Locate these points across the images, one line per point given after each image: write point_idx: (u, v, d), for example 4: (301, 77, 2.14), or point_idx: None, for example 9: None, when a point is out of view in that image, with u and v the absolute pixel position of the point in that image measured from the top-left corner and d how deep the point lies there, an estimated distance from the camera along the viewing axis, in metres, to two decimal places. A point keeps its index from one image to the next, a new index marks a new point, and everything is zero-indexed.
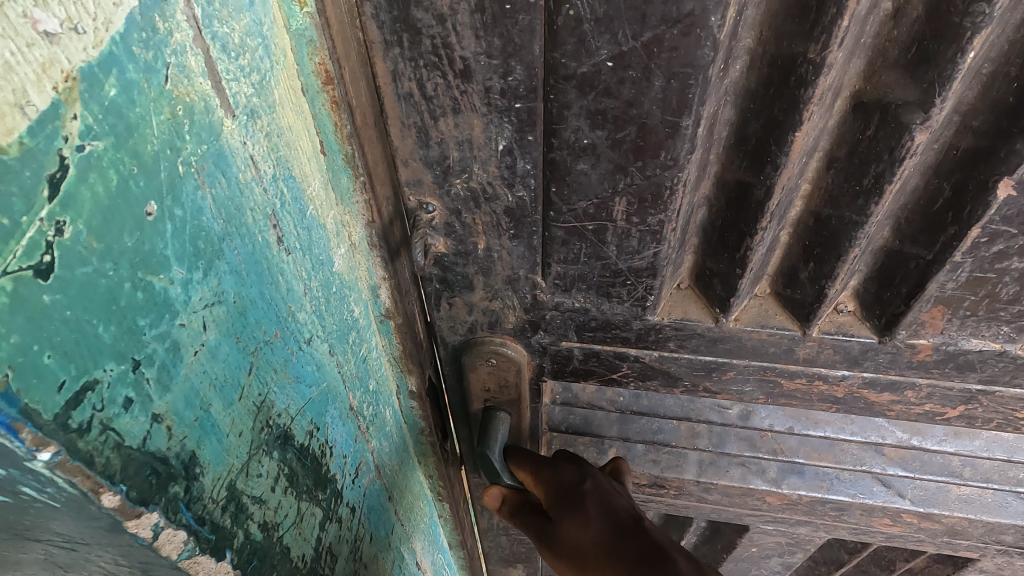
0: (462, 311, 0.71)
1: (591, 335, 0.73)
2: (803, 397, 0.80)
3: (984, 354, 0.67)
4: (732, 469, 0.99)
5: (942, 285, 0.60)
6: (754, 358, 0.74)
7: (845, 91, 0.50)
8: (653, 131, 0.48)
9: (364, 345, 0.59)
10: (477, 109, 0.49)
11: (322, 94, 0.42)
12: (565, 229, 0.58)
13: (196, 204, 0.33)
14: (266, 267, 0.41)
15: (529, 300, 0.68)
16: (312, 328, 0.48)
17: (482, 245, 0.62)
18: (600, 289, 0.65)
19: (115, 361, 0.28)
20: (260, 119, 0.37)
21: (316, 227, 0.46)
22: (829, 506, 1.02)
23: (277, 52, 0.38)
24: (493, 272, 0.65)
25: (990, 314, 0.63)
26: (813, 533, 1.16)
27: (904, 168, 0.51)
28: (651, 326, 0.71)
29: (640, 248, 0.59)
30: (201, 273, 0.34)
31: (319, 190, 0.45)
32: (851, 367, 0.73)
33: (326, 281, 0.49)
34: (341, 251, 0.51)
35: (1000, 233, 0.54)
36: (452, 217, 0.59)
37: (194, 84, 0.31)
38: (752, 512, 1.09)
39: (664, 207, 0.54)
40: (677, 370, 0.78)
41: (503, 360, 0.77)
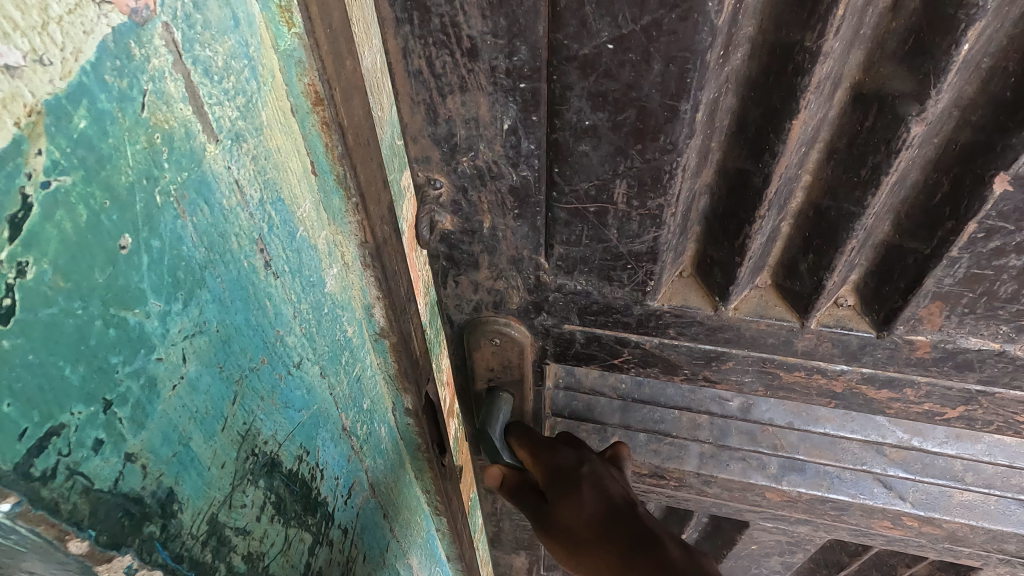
0: (468, 290, 0.73)
1: (593, 319, 0.73)
2: (801, 391, 0.78)
3: (983, 354, 0.66)
4: (732, 464, 0.98)
5: (940, 279, 0.59)
6: (753, 349, 0.73)
7: (843, 82, 0.50)
8: (653, 115, 0.49)
9: (358, 365, 0.58)
10: (484, 88, 0.51)
11: (312, 114, 0.40)
12: (566, 211, 0.59)
13: (175, 233, 0.32)
14: (253, 292, 0.39)
15: (533, 281, 0.69)
16: (302, 351, 0.47)
17: (488, 223, 0.63)
18: (601, 273, 0.65)
19: (84, 404, 0.27)
20: (246, 143, 0.36)
21: (307, 247, 0.45)
22: (829, 506, 1.00)
23: (264, 73, 0.36)
24: (498, 251, 0.66)
25: (989, 312, 0.61)
26: (814, 533, 1.14)
27: (901, 161, 0.51)
28: (652, 311, 0.70)
29: (640, 232, 0.59)
30: (180, 304, 0.32)
31: (310, 211, 0.44)
32: (850, 362, 0.71)
33: (317, 302, 0.48)
34: (333, 270, 0.49)
35: (996, 228, 0.53)
36: (459, 195, 0.61)
37: (174, 111, 0.30)
38: (752, 508, 1.07)
39: (664, 190, 0.55)
40: (676, 358, 0.77)
41: (506, 340, 0.78)
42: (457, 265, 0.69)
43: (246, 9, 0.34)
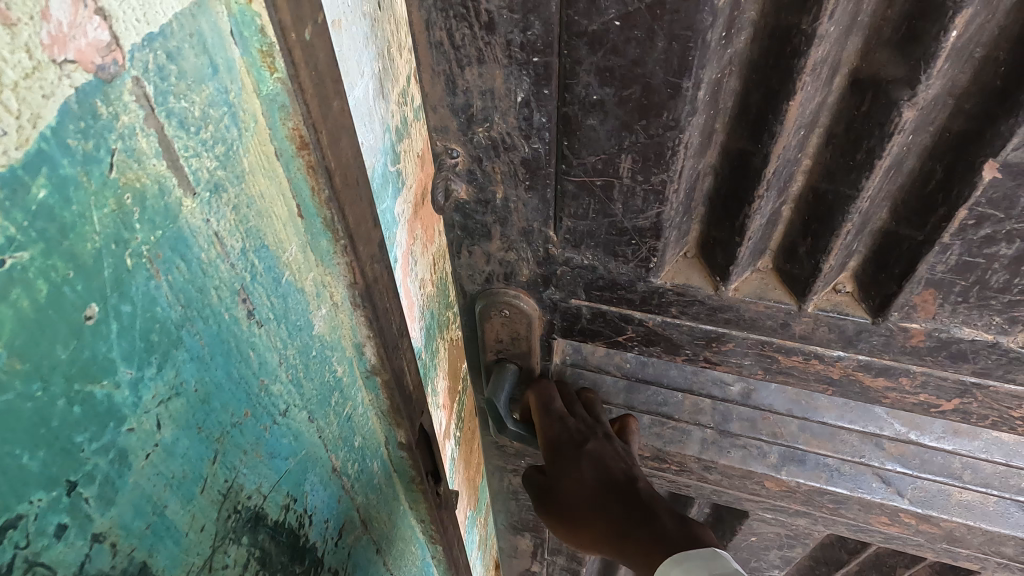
0: (480, 261, 0.79)
1: (599, 295, 0.77)
2: (800, 376, 0.78)
3: (976, 344, 0.66)
4: (733, 451, 0.97)
5: (933, 266, 0.60)
6: (752, 331, 0.74)
7: (843, 68, 0.53)
8: (656, 91, 0.54)
9: (348, 404, 0.56)
10: (499, 61, 0.56)
11: (298, 158, 0.39)
12: (575, 183, 0.64)
13: (148, 294, 0.30)
14: (234, 345, 0.38)
15: (542, 254, 0.74)
16: (289, 398, 0.45)
17: (501, 194, 0.69)
18: (607, 247, 0.69)
19: (45, 490, 0.25)
20: (226, 193, 0.34)
21: (293, 292, 0.43)
22: (828, 498, 0.98)
23: (246, 118, 0.35)
24: (510, 223, 0.72)
25: (981, 302, 0.62)
26: (812, 527, 1.09)
27: (893, 145, 0.53)
28: (654, 289, 0.73)
29: (644, 207, 0.63)
30: (154, 368, 0.31)
31: (296, 254, 0.42)
32: (848, 348, 0.71)
33: (305, 345, 0.46)
34: (322, 311, 0.48)
35: (987, 215, 0.55)
36: (474, 164, 0.66)
37: (146, 167, 0.29)
38: (751, 497, 1.04)
39: (666, 166, 0.59)
40: (678, 339, 0.79)
41: (515, 312, 0.82)
42: (471, 234, 0.75)
43: (225, 54, 0.32)
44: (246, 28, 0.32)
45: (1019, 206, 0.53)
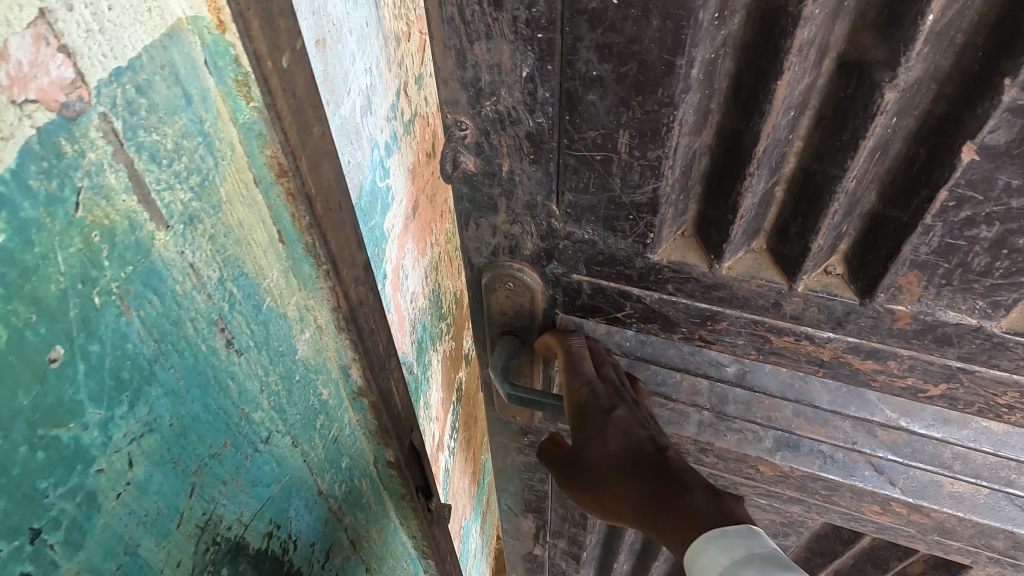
0: (487, 233, 0.77)
1: (598, 271, 0.75)
2: (791, 357, 0.75)
3: (960, 329, 0.64)
4: (728, 435, 0.89)
5: (916, 248, 0.59)
6: (745, 310, 0.72)
7: (831, 52, 0.52)
8: (651, 68, 0.53)
9: (333, 427, 0.55)
10: (506, 36, 0.56)
11: (277, 185, 0.38)
12: (575, 158, 0.63)
13: (119, 331, 0.29)
14: (212, 376, 0.37)
15: (545, 227, 0.72)
16: (271, 425, 0.45)
17: (507, 167, 0.68)
18: (606, 222, 0.68)
19: (5, 540, 0.26)
20: (201, 224, 0.34)
21: (273, 318, 0.42)
22: (821, 484, 0.91)
23: (223, 147, 0.34)
24: (514, 196, 0.71)
25: (964, 286, 0.60)
26: (808, 515, 1.04)
27: (876, 126, 0.53)
28: (651, 265, 0.71)
29: (641, 182, 0.62)
30: (125, 407, 0.30)
31: (277, 280, 0.41)
32: (836, 329, 0.69)
33: (287, 371, 0.46)
34: (305, 335, 0.47)
35: (967, 198, 0.53)
36: (481, 138, 0.66)
37: (115, 204, 0.28)
38: (747, 480, 0.98)
39: (661, 143, 0.58)
40: (675, 316, 0.76)
41: (518, 285, 0.80)
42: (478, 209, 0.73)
43: (199, 84, 0.31)
44: (222, 58, 0.31)
45: (998, 187, 0.52)
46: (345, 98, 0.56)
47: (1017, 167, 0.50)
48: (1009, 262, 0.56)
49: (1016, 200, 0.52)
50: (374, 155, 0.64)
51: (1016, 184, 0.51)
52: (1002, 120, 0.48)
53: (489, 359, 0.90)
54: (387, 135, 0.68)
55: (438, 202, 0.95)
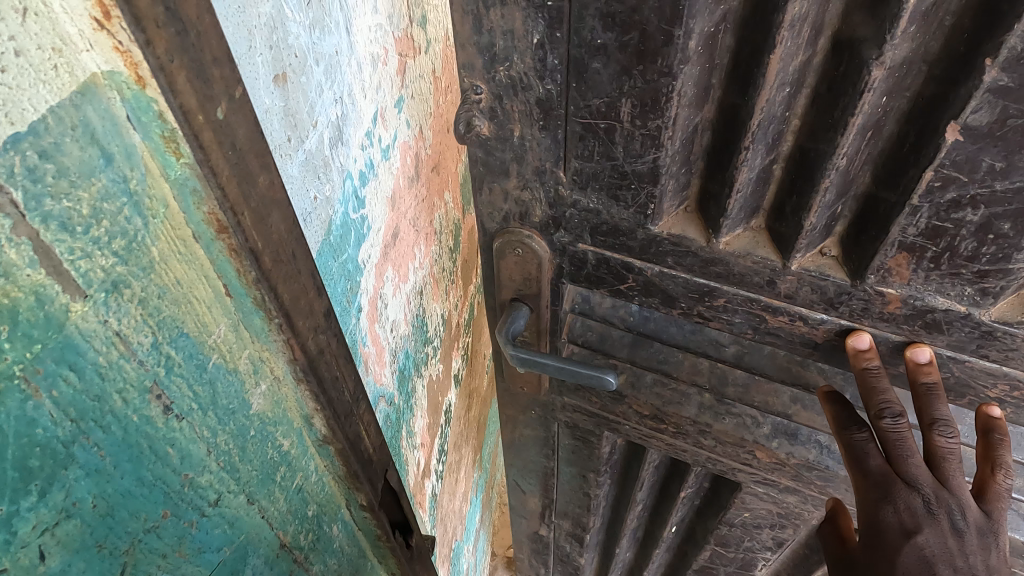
0: (499, 199, 0.79)
1: (602, 241, 0.77)
2: (785, 338, 0.77)
3: (950, 316, 0.64)
4: (728, 418, 0.95)
5: (904, 230, 0.60)
6: (742, 288, 0.73)
7: (826, 30, 0.53)
8: (652, 38, 0.54)
9: (297, 477, 0.52)
10: (518, 2, 0.58)
11: (219, 240, 0.35)
12: (581, 125, 0.65)
13: (26, 416, 0.27)
14: (148, 447, 0.35)
15: (553, 195, 0.75)
16: (222, 486, 0.42)
17: (518, 132, 0.70)
18: (609, 191, 0.70)
19: None
20: (128, 290, 0.31)
21: (221, 374, 0.40)
22: (816, 474, 0.98)
23: (154, 204, 0.31)
24: (525, 161, 0.73)
25: (952, 270, 0.60)
26: (802, 508, 1.09)
27: (864, 104, 0.53)
28: (652, 237, 0.73)
29: (643, 151, 0.64)
30: (33, 496, 0.28)
31: (225, 334, 0.39)
32: (830, 311, 0.70)
33: (240, 427, 0.43)
34: (260, 388, 0.44)
35: (952, 178, 0.54)
36: (495, 103, 0.68)
37: (19, 280, 0.26)
38: (744, 467, 1.04)
39: (661, 112, 0.59)
40: (674, 291, 0.78)
41: (526, 252, 0.83)
42: (491, 171, 0.76)
43: (121, 141, 0.29)
44: (143, 114, 0.29)
45: (982, 169, 0.52)
46: (311, 131, 0.53)
47: (999, 149, 0.51)
48: (996, 248, 0.57)
49: (1001, 183, 0.52)
50: (346, 186, 0.62)
51: (1000, 167, 0.52)
52: (983, 102, 0.48)
53: (497, 330, 0.89)
54: (361, 164, 0.66)
55: (422, 225, 0.93)
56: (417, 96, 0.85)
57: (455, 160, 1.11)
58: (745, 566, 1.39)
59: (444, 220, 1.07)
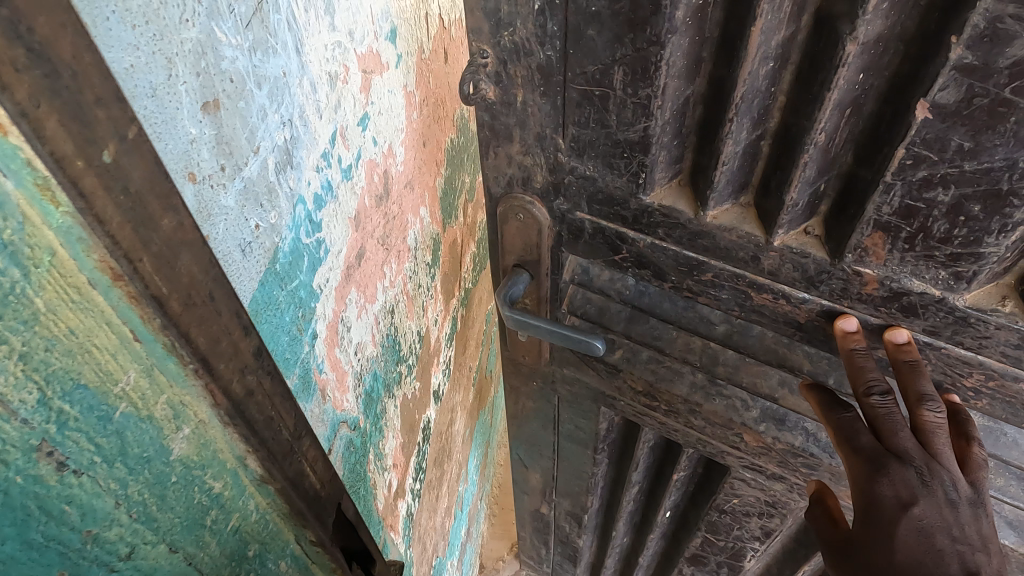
0: (504, 163, 0.79)
1: (599, 210, 0.75)
2: (770, 317, 0.74)
3: (924, 299, 0.62)
4: (717, 401, 0.92)
5: (879, 208, 0.58)
6: (728, 263, 0.71)
7: (809, 7, 0.52)
8: (641, 6, 0.54)
9: (232, 519, 0.50)
10: None
11: (119, 287, 0.34)
12: (579, 92, 0.64)
13: None
14: (34, 507, 0.33)
15: (552, 161, 0.74)
16: (135, 538, 0.40)
17: (521, 98, 0.70)
18: (604, 158, 0.69)
19: None
20: (3, 347, 0.29)
21: (133, 423, 0.38)
22: (802, 462, 0.94)
23: (36, 253, 0.29)
24: (527, 127, 0.72)
25: (926, 252, 0.58)
26: (788, 497, 1.06)
27: (839, 79, 0.52)
28: (645, 209, 0.72)
29: (634, 120, 0.63)
30: None
31: (135, 381, 0.37)
32: (811, 290, 0.68)
33: (158, 474, 0.41)
34: (184, 432, 0.42)
35: (923, 157, 0.52)
36: (500, 67, 0.68)
37: None
38: (732, 450, 1.01)
39: (651, 81, 0.59)
40: (664, 264, 0.76)
41: (527, 220, 0.81)
42: (496, 136, 0.75)
43: None
44: (9, 162, 0.27)
45: (952, 149, 0.51)
46: (251, 158, 0.51)
47: (968, 128, 0.49)
48: (968, 230, 0.55)
49: (969, 163, 0.51)
50: (297, 211, 0.60)
51: (968, 147, 0.50)
52: (949, 79, 0.47)
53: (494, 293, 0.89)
54: (316, 188, 0.63)
55: (392, 242, 0.91)
56: (387, 112, 0.83)
57: (432, 175, 1.09)
58: (734, 556, 1.35)
59: (420, 235, 1.05)
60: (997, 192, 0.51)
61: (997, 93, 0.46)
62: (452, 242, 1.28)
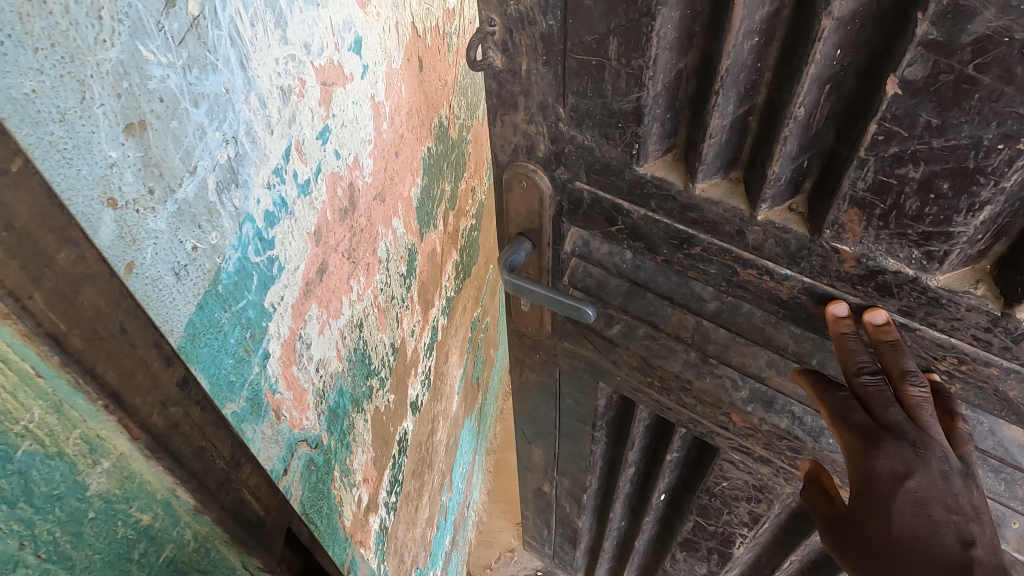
0: (510, 132, 0.80)
1: (595, 180, 0.77)
2: (755, 293, 0.75)
3: (898, 279, 0.62)
4: (707, 378, 0.90)
5: (853, 183, 0.58)
6: (715, 237, 0.72)
7: None
8: None
9: (163, 552, 0.49)
10: None
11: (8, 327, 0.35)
12: (577, 61, 0.66)
13: None
14: None
15: (553, 131, 0.75)
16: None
17: (525, 67, 0.72)
18: (600, 129, 0.71)
19: None
20: None
21: (37, 460, 0.37)
22: (787, 444, 0.92)
23: None
24: (531, 95, 0.74)
25: (899, 230, 0.59)
26: (775, 481, 1.04)
27: (816, 55, 0.53)
28: (640, 180, 0.73)
29: (627, 91, 0.65)
30: None
31: (35, 420, 0.37)
32: (793, 267, 0.68)
33: (72, 510, 0.40)
34: (100, 465, 0.42)
35: (893, 133, 0.53)
36: (506, 36, 0.70)
37: None
38: (722, 431, 1.00)
39: (643, 52, 0.61)
40: (656, 237, 0.77)
41: (530, 187, 0.83)
42: (503, 103, 0.77)
43: None
44: None
45: (920, 126, 0.51)
46: (188, 180, 0.49)
47: (935, 104, 0.49)
48: (938, 209, 0.55)
49: (937, 140, 0.51)
50: (244, 231, 0.58)
51: (935, 124, 0.50)
52: (916, 55, 0.47)
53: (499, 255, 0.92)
54: (266, 205, 0.62)
55: (360, 255, 0.89)
56: (351, 124, 0.81)
57: (406, 185, 1.07)
58: (725, 542, 1.30)
59: (393, 246, 1.03)
60: (964, 170, 0.51)
61: (960, 69, 0.46)
62: (430, 252, 1.27)
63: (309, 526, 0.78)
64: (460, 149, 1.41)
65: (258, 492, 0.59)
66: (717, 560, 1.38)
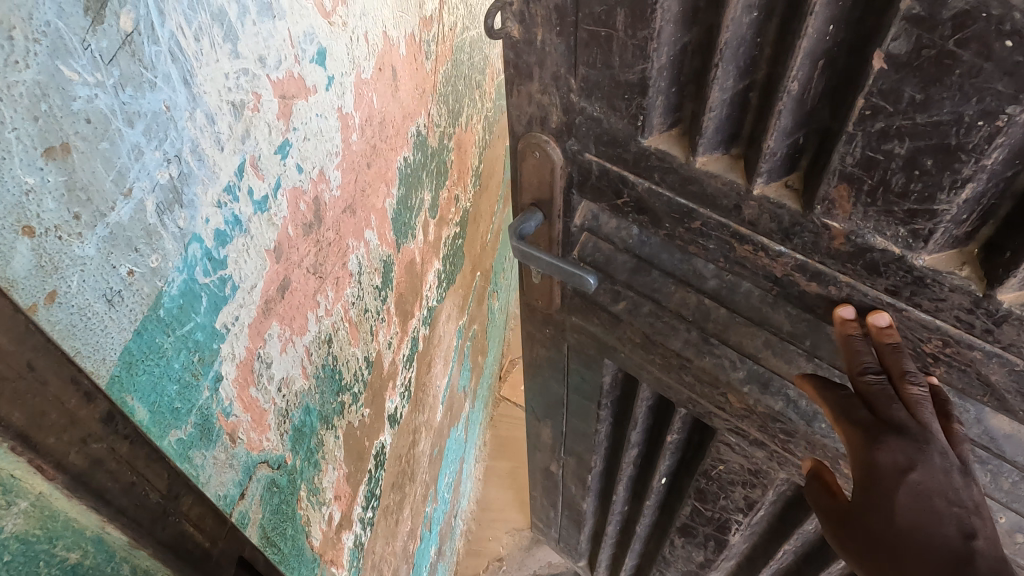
0: (525, 103, 0.79)
1: (604, 152, 0.75)
2: (751, 270, 0.72)
3: (886, 257, 0.59)
4: (707, 357, 0.88)
5: (842, 157, 0.56)
6: (713, 212, 0.70)
7: None
8: None
9: None
10: None
11: None
12: (588, 33, 0.66)
13: None
14: None
15: (565, 102, 0.74)
16: None
17: (541, 37, 0.71)
18: (607, 100, 0.70)
19: None
20: None
21: None
22: (781, 428, 0.90)
23: None
24: (544, 66, 0.73)
25: (886, 208, 0.57)
26: (769, 466, 1.01)
27: (808, 29, 0.52)
28: (645, 152, 0.71)
29: (632, 62, 0.64)
30: None
31: None
32: (786, 243, 0.66)
33: None
34: (17, 510, 0.45)
35: (880, 108, 0.51)
36: (523, 7, 0.70)
37: None
38: (719, 412, 0.97)
39: (648, 24, 0.60)
40: (659, 212, 0.75)
41: (544, 159, 0.82)
42: (519, 73, 0.76)
43: None
44: None
45: (905, 101, 0.50)
46: (121, 203, 0.47)
47: (919, 79, 0.48)
48: (923, 186, 0.53)
49: (921, 116, 0.50)
50: (190, 251, 0.56)
51: (920, 100, 0.49)
52: (900, 29, 0.46)
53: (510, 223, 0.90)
54: (216, 225, 0.59)
55: (327, 271, 0.87)
56: (315, 137, 0.78)
57: (380, 196, 1.06)
58: (721, 528, 1.27)
59: (365, 259, 1.02)
60: (946, 147, 0.50)
61: (942, 45, 0.45)
62: (409, 262, 1.25)
63: (270, 551, 0.77)
64: (441, 158, 1.40)
65: (200, 523, 0.63)
66: (713, 548, 1.35)
